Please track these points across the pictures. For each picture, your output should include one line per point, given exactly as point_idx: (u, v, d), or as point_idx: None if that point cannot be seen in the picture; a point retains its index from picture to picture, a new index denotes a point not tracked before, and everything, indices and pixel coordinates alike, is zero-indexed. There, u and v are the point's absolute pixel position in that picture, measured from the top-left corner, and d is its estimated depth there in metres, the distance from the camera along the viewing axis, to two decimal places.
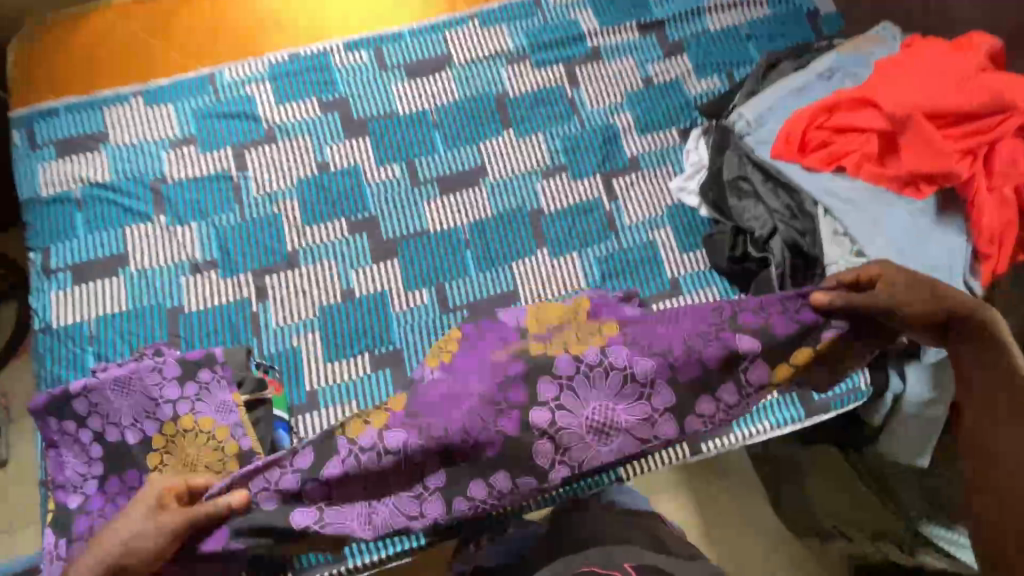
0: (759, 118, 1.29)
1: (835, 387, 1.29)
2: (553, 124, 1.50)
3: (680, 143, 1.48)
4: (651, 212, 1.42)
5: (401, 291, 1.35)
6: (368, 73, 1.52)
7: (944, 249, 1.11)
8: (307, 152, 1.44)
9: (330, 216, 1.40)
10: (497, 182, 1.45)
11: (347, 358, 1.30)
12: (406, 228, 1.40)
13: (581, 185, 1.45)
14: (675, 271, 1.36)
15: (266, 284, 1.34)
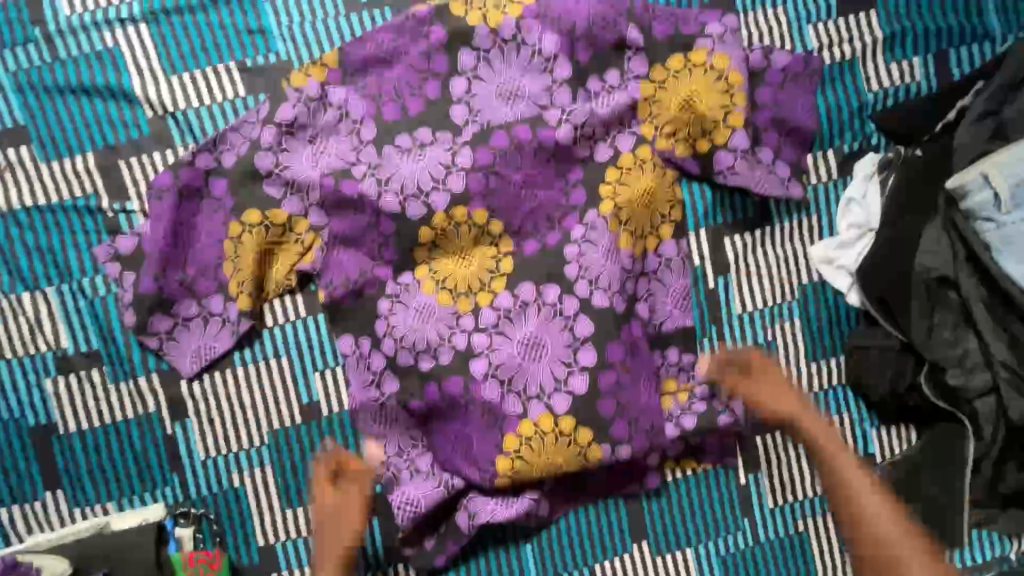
0: (1015, 191, 0.77)
1: (979, 557, 0.96)
2: (636, 129, 0.91)
3: (837, 180, 0.93)
4: (775, 295, 0.93)
5: (393, 407, 0.90)
6: (324, 14, 0.89)
7: None
8: (224, 164, 0.85)
9: (275, 282, 0.87)
10: (545, 232, 0.91)
11: (313, 501, 0.90)
12: (399, 305, 0.89)
13: (671, 244, 0.93)
14: (794, 388, 0.94)
15: (182, 393, 0.86)
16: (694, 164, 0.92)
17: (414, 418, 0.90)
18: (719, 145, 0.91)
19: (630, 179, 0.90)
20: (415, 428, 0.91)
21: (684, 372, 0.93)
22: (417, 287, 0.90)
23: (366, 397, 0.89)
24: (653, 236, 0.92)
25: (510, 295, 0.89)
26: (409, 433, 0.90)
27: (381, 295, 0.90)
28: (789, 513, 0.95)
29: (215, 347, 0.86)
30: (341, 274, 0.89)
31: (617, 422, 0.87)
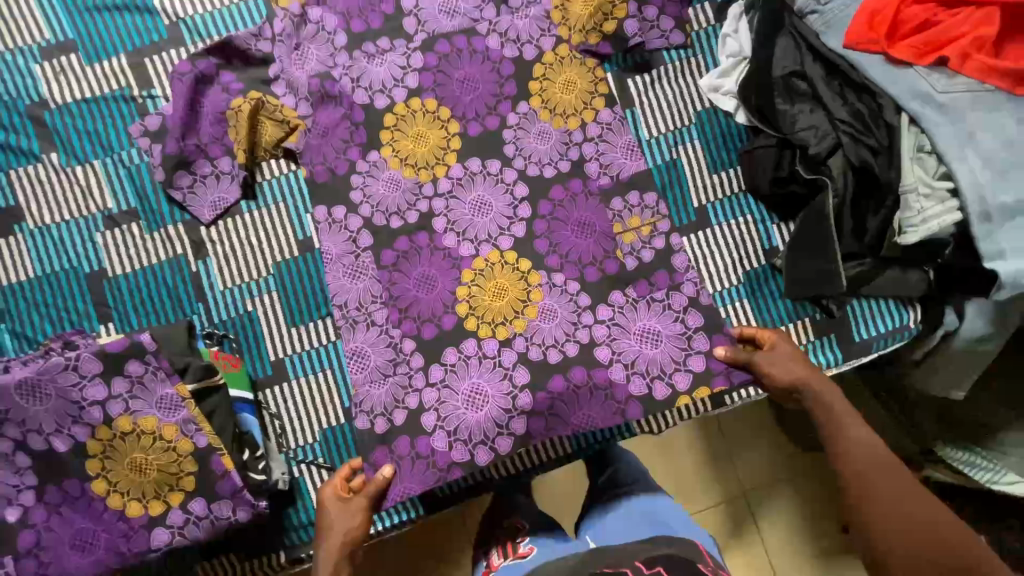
0: None
1: (880, 327, 1.12)
2: (556, 31, 1.10)
3: (715, 26, 1.14)
4: (677, 121, 1.13)
5: (365, 260, 1.07)
6: None
7: (981, 119, 0.87)
8: (227, 56, 1.08)
9: (263, 148, 1.09)
10: (484, 116, 1.11)
11: (314, 320, 1.10)
12: (371, 179, 1.08)
13: (607, 112, 1.09)
14: (703, 197, 1.13)
15: (202, 237, 1.09)
16: (607, 44, 1.10)
17: (378, 267, 1.07)
18: (621, 19, 1.09)
19: (557, 64, 1.10)
20: (377, 287, 1.07)
21: (646, 210, 1.08)
22: (382, 163, 1.09)
23: (343, 249, 1.07)
24: (589, 110, 1.09)
25: (460, 166, 1.09)
26: (371, 289, 1.07)
27: (353, 172, 1.08)
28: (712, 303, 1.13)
29: (227, 198, 1.09)
30: (319, 155, 1.07)
31: (551, 255, 1.08)
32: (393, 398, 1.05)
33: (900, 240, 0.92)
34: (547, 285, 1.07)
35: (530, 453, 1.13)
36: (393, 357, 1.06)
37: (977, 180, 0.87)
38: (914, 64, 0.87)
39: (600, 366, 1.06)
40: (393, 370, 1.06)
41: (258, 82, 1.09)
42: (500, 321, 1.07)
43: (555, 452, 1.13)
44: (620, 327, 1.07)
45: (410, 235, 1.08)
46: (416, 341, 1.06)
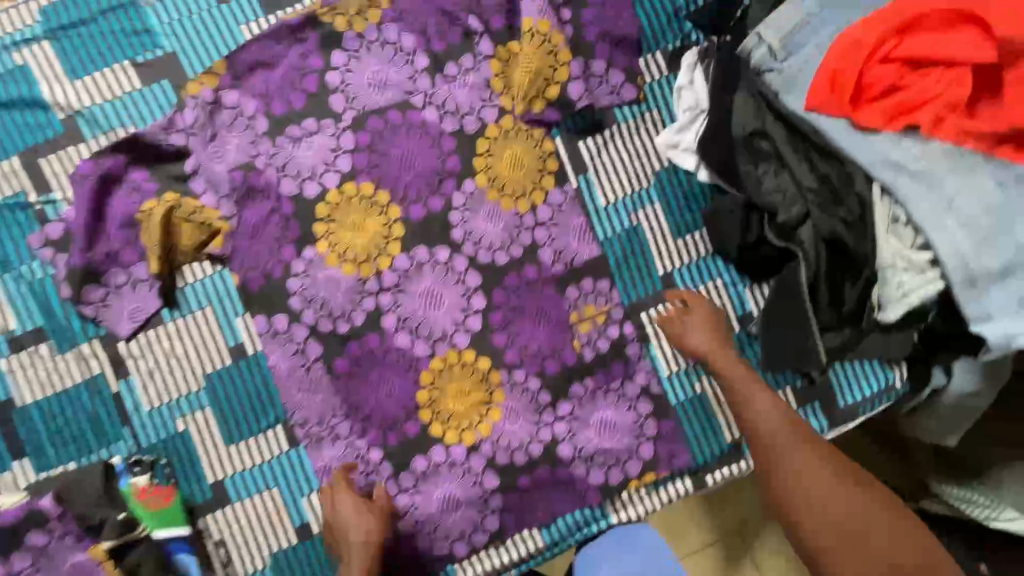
0: (786, 41, 0.85)
1: (865, 390, 1.05)
2: (498, 102, 1.02)
3: (667, 76, 1.06)
4: (634, 184, 1.04)
5: (317, 372, 1.00)
6: (199, 8, 0.99)
7: (957, 183, 0.79)
8: (137, 153, 0.97)
9: (183, 251, 0.98)
10: (427, 197, 1.02)
11: (254, 435, 1.00)
12: (308, 280, 1.00)
13: (557, 192, 1.04)
14: (668, 264, 1.05)
15: (121, 354, 0.98)
16: (555, 111, 1.02)
17: (331, 378, 1.01)
18: (564, 80, 1.02)
19: (503, 137, 1.03)
20: (336, 399, 1.01)
21: (600, 298, 1.04)
22: (319, 260, 1.00)
23: (292, 363, 1.00)
24: (539, 190, 1.03)
25: (406, 257, 1.02)
26: (329, 403, 1.00)
27: (288, 274, 1.00)
28: (686, 377, 1.05)
29: (145, 307, 0.98)
30: (251, 258, 1.00)
31: (510, 350, 1.02)
32: None
33: (880, 315, 0.85)
34: (509, 383, 1.02)
35: (497, 552, 1.01)
36: (364, 469, 1.00)
37: (960, 251, 0.79)
38: (883, 130, 0.78)
39: (562, 465, 1.02)
40: (366, 482, 1.00)
41: (174, 176, 0.99)
42: (465, 426, 1.01)
43: (525, 550, 1.02)
44: (581, 421, 1.02)
45: (358, 338, 1.01)
46: (384, 450, 1.01)
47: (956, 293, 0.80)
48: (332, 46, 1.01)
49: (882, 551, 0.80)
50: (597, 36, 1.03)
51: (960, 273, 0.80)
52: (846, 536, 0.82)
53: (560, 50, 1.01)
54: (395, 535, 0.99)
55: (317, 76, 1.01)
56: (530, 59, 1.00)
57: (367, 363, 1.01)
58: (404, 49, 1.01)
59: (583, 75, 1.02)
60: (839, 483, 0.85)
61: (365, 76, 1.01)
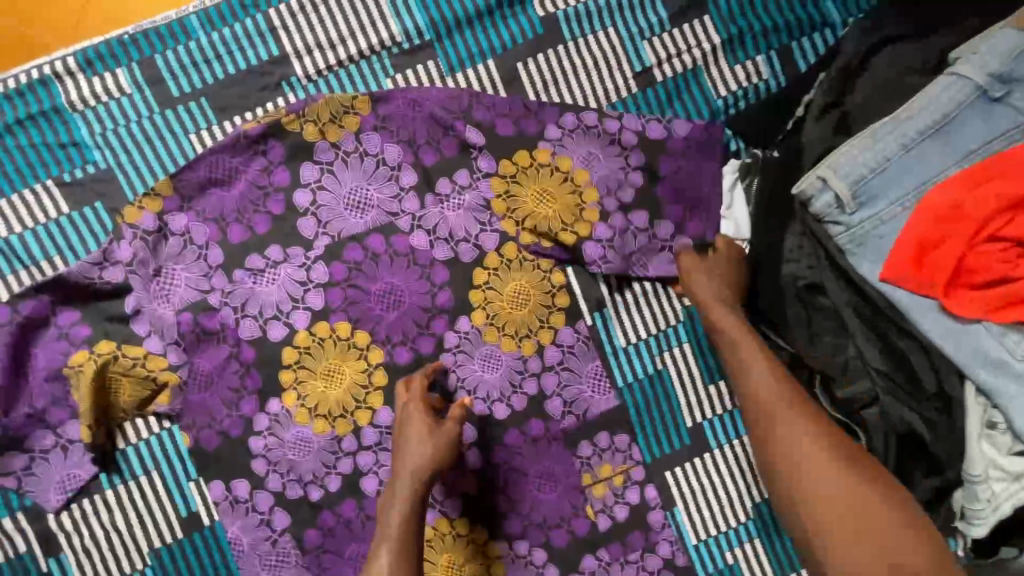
0: (857, 189, 0.69)
1: None
2: (499, 226, 0.86)
3: None
4: (660, 320, 0.89)
5: (285, 546, 0.85)
6: (140, 115, 0.83)
7: None
8: (66, 293, 0.81)
9: (122, 409, 0.82)
10: (415, 338, 0.86)
11: None
12: (273, 439, 0.85)
13: (568, 331, 0.88)
14: (697, 414, 0.90)
15: (51, 529, 0.83)
16: (565, 240, 0.86)
17: (301, 552, 0.85)
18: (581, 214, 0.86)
19: (504, 267, 0.86)
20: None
21: (617, 454, 0.88)
22: (286, 416, 0.85)
23: (255, 537, 0.85)
24: (546, 329, 0.87)
25: (389, 411, 0.86)
26: None
27: (250, 432, 0.85)
28: (716, 546, 0.90)
29: (79, 474, 0.82)
30: (204, 414, 0.84)
31: (511, 518, 0.87)
32: None
33: (969, 532, 0.69)
34: (509, 556, 0.87)
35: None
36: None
37: None
38: (984, 319, 0.64)
39: None
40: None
41: (111, 318, 0.82)
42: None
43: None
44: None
45: (332, 505, 0.86)
46: None
47: None
48: (300, 158, 0.84)
49: (813, 481, 0.66)
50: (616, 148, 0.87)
51: None
52: (855, 530, 0.62)
53: (574, 172, 0.86)
54: None
55: (283, 195, 0.84)
56: (540, 184, 0.86)
57: (343, 534, 0.86)
58: (387, 162, 0.85)
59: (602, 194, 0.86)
60: (848, 475, 0.66)
61: (339, 194, 0.85)
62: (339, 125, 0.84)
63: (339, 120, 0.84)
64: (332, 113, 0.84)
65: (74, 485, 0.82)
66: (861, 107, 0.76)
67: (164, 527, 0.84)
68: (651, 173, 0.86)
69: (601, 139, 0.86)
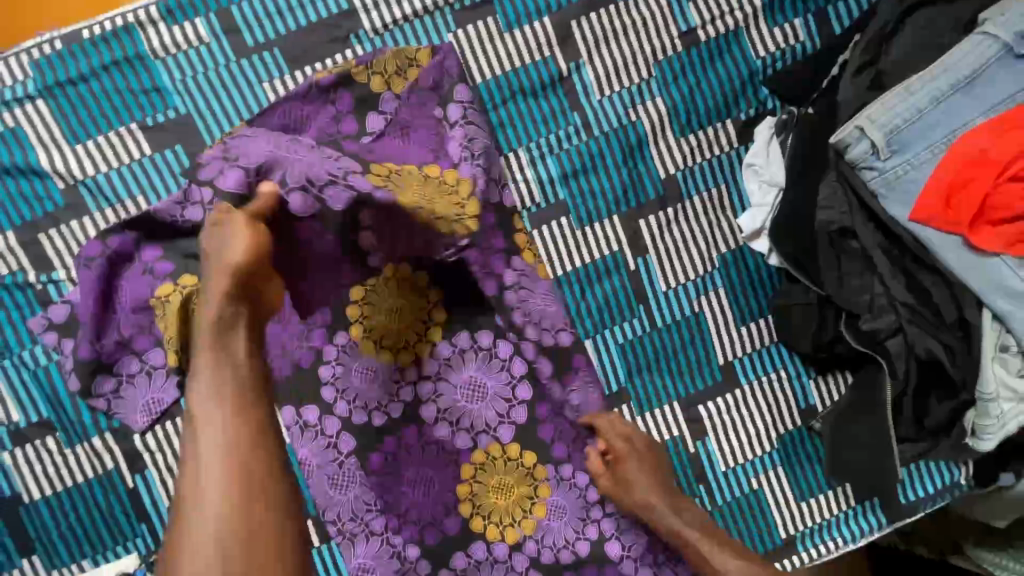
0: (892, 138, 0.76)
1: (927, 488, 1.00)
2: (551, 175, 0.93)
3: (738, 147, 0.95)
4: (698, 266, 0.96)
5: (351, 467, 0.93)
6: (217, 63, 0.88)
7: None
8: (150, 230, 0.87)
9: None
10: (472, 278, 0.94)
11: None
12: (341, 368, 0.92)
13: (611, 274, 0.95)
14: (729, 353, 0.97)
15: (137, 447, 0.90)
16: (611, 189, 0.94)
17: (366, 473, 0.93)
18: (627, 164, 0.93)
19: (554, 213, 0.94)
20: (371, 494, 0.94)
21: (653, 387, 0.97)
22: (353, 347, 0.92)
23: (324, 458, 0.92)
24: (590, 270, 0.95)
25: (448, 344, 0.94)
26: (363, 498, 0.93)
27: (320, 362, 0.92)
28: (741, 472, 0.99)
29: (164, 398, 0.88)
30: (277, 345, 0.91)
31: (557, 444, 0.96)
32: None
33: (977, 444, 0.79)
34: (555, 478, 0.95)
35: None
36: (399, 567, 0.94)
37: None
38: (1003, 253, 0.72)
39: (611, 563, 0.95)
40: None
41: (190, 255, 0.88)
42: (508, 521, 0.96)
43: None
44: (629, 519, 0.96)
45: (395, 430, 0.94)
46: (422, 547, 0.95)
47: None
48: (367, 107, 0.90)
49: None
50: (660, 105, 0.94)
51: None
52: None
53: (460, 182, 0.88)
54: None
55: (351, 141, 0.90)
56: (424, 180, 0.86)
57: (404, 455, 0.94)
58: (448, 120, 0.90)
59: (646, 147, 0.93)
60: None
61: (402, 140, 0.90)
62: (403, 75, 0.90)
63: (404, 70, 0.89)
64: (398, 64, 0.89)
65: (157, 407, 0.89)
66: (894, 66, 0.84)
67: None
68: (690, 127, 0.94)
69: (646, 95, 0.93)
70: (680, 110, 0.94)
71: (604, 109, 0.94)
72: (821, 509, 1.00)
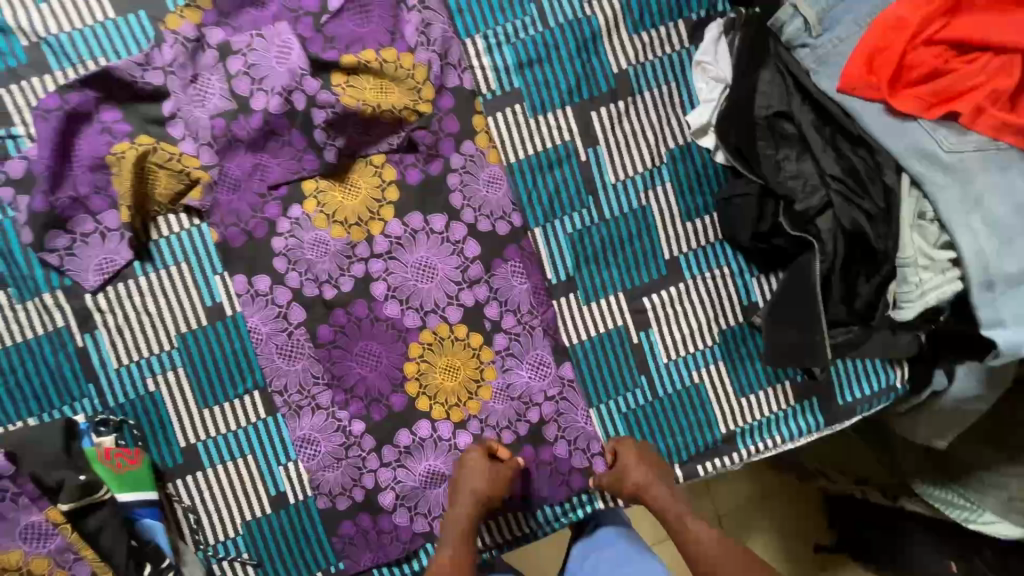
0: (822, 17, 0.83)
1: (864, 389, 1.02)
2: (506, 64, 0.96)
3: (689, 48, 0.99)
4: (647, 161, 0.99)
5: (300, 338, 0.95)
6: None
7: (994, 179, 0.75)
8: (110, 89, 0.89)
9: (158, 201, 0.91)
10: (425, 160, 0.96)
11: (228, 399, 0.94)
12: (293, 240, 0.94)
13: (564, 166, 0.98)
14: (675, 248, 1.00)
15: (88, 307, 0.91)
16: (565, 82, 0.97)
17: (314, 345, 0.95)
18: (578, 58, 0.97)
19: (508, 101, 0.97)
20: (318, 366, 0.96)
21: (600, 278, 0.99)
22: (306, 220, 0.94)
23: (274, 327, 0.94)
24: (542, 159, 0.98)
25: (399, 223, 0.96)
26: (311, 370, 0.95)
27: (272, 233, 0.94)
28: (684, 367, 1.01)
29: (116, 259, 0.91)
30: (231, 213, 0.93)
31: (503, 327, 0.98)
32: (339, 484, 0.95)
33: (895, 314, 0.83)
34: (499, 360, 0.98)
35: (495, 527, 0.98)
36: (343, 441, 0.96)
37: (988, 248, 0.75)
38: (918, 118, 0.77)
39: (547, 444, 0.98)
40: (345, 454, 0.96)
41: (150, 119, 0.91)
42: (453, 402, 0.98)
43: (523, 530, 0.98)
44: (569, 406, 0.98)
45: (345, 304, 0.96)
46: (366, 422, 0.96)
47: (976, 297, 0.76)
48: None
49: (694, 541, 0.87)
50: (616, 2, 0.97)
51: (990, 267, 0.75)
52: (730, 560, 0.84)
53: (416, 69, 0.94)
54: (381, 505, 0.95)
55: (311, 17, 0.93)
56: (379, 79, 0.94)
57: (353, 330, 0.96)
58: (405, 3, 0.94)
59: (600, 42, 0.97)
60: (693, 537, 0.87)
61: (362, 20, 0.93)
62: None
63: None
64: None
65: (108, 264, 0.91)
66: None
67: (191, 314, 0.93)
68: (643, 24, 0.98)
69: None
70: (634, 6, 0.97)
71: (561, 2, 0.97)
72: (761, 407, 1.02)
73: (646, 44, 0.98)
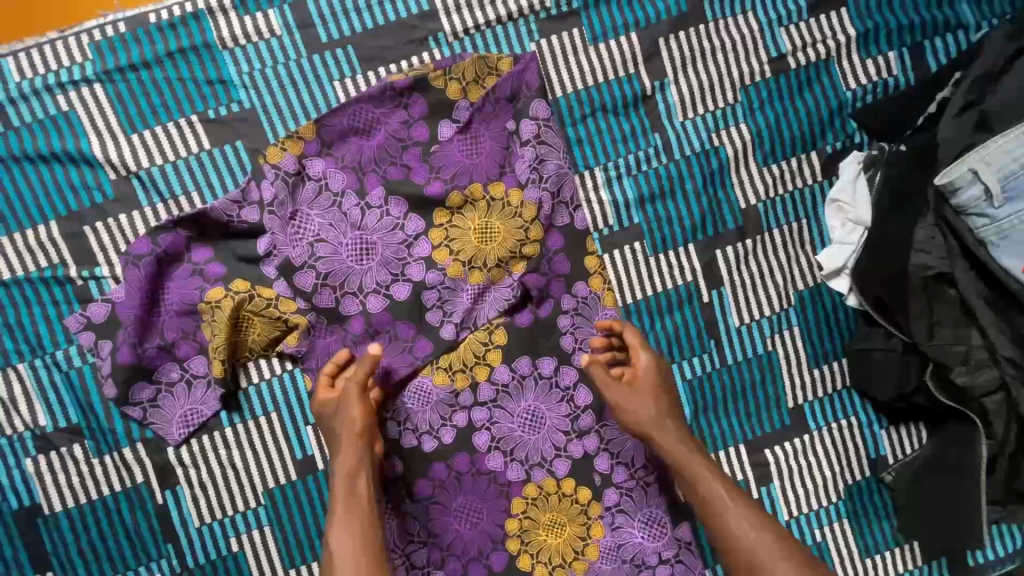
0: (1005, 184, 0.77)
1: (999, 551, 0.92)
2: (624, 197, 0.89)
3: (821, 182, 0.91)
4: (774, 303, 0.91)
5: (398, 492, 0.88)
6: (287, 58, 0.83)
7: None
8: (203, 228, 0.81)
9: (250, 348, 0.83)
10: (537, 301, 0.88)
11: (315, 560, 0.86)
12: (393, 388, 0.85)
13: (685, 307, 0.90)
14: (799, 396, 0.92)
15: (170, 461, 0.83)
16: (687, 215, 0.90)
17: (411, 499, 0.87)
18: (702, 189, 0.90)
19: (627, 235, 0.89)
20: (414, 523, 0.88)
21: (721, 427, 0.91)
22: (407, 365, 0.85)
23: None
24: (661, 300, 0.90)
25: (507, 368, 0.88)
26: (407, 526, 0.87)
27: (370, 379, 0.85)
28: (803, 524, 0.91)
29: (202, 410, 0.83)
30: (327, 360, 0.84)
31: (614, 481, 0.90)
32: None
33: None
34: (609, 517, 0.89)
35: None
36: None
37: None
38: None
39: None
40: None
41: (242, 258, 0.82)
42: (557, 562, 0.89)
43: None
44: (685, 567, 0.90)
45: (445, 456, 0.88)
46: None
47: None
48: (440, 115, 0.85)
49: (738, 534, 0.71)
50: (746, 131, 0.90)
51: None
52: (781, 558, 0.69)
53: (524, 207, 0.85)
54: None
55: (421, 148, 0.85)
56: (492, 214, 0.85)
57: (453, 484, 0.88)
58: (519, 136, 0.85)
59: (726, 172, 0.90)
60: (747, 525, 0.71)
61: (475, 151, 0.85)
62: (481, 83, 0.85)
63: (483, 79, 0.85)
64: (477, 73, 0.84)
65: (192, 415, 0.83)
66: (1002, 106, 0.80)
67: (281, 467, 0.85)
68: (776, 156, 0.90)
69: (726, 118, 0.90)
70: (765, 134, 0.90)
71: (685, 128, 0.89)
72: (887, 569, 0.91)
73: (778, 176, 0.90)
